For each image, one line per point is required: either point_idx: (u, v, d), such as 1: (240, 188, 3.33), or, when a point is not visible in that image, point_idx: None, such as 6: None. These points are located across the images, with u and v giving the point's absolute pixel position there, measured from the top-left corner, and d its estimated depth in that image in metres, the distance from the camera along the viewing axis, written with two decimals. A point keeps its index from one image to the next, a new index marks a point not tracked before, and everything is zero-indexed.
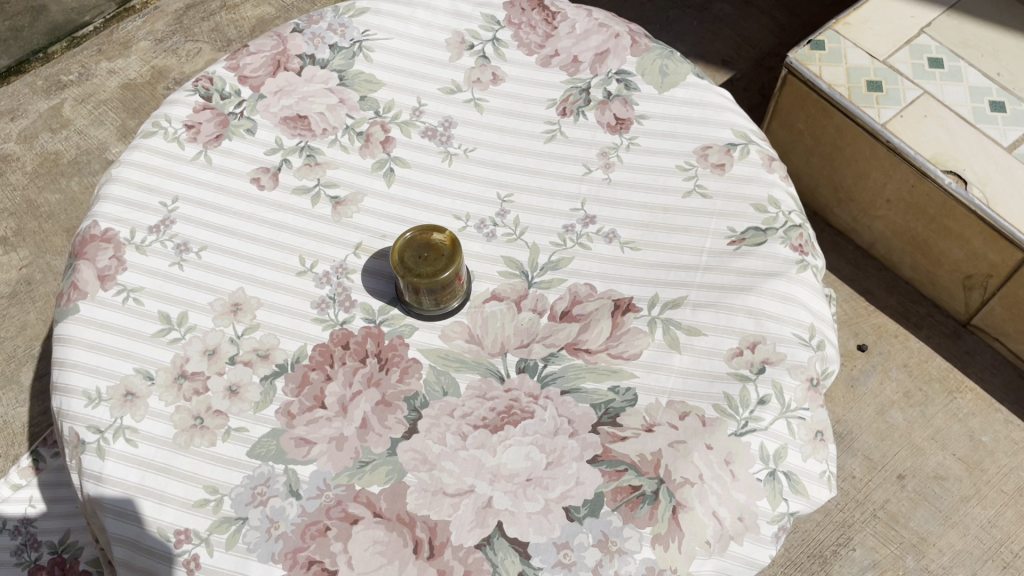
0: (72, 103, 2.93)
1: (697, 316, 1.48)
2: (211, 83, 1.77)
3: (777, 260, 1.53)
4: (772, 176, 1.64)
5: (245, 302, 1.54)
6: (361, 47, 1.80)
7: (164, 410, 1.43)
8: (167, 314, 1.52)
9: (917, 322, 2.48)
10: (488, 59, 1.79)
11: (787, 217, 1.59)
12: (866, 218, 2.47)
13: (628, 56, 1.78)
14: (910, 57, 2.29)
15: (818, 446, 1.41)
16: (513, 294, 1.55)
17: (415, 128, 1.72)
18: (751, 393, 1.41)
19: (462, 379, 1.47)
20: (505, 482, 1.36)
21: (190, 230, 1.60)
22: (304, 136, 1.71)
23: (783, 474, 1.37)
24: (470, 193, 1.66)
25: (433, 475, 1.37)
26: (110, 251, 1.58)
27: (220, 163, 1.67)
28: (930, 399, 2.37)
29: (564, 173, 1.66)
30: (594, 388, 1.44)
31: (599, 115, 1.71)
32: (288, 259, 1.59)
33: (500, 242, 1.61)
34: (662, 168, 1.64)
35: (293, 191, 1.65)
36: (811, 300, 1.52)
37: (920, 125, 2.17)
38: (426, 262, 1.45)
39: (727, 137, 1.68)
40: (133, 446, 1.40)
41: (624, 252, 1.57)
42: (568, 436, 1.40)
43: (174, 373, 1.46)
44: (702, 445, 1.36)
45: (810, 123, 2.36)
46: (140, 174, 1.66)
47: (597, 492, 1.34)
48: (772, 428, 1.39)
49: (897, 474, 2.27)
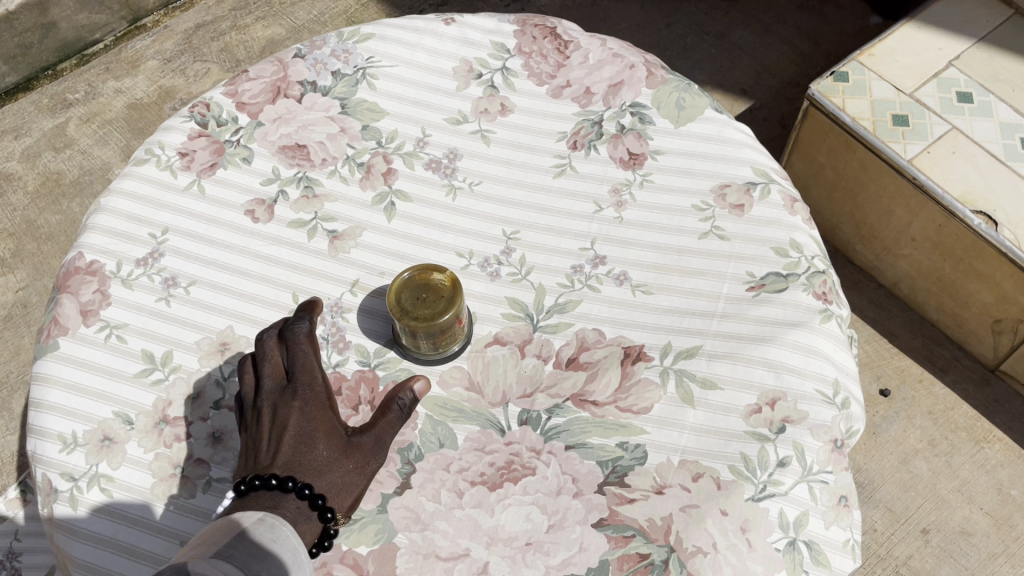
0: (77, 122, 2.89)
1: (712, 368, 1.38)
2: (208, 109, 1.70)
3: (799, 309, 1.42)
4: (795, 217, 1.54)
5: (233, 341, 1.46)
6: (364, 74, 1.73)
7: (142, 458, 1.36)
8: (150, 353, 1.45)
9: (943, 366, 2.37)
10: (497, 89, 1.71)
11: (810, 261, 1.49)
12: (890, 256, 2.38)
13: (643, 88, 1.70)
14: (938, 90, 2.21)
15: (842, 512, 1.30)
16: (517, 338, 1.46)
17: (419, 159, 1.64)
18: (770, 454, 1.30)
19: (460, 431, 1.38)
20: (502, 546, 1.26)
21: (179, 264, 1.53)
22: (303, 166, 1.63)
23: (804, 543, 1.26)
24: (474, 229, 1.57)
25: (426, 536, 1.28)
26: (95, 285, 1.51)
27: (214, 194, 1.60)
28: (956, 448, 2.25)
29: (573, 210, 1.57)
30: (600, 444, 1.34)
31: (612, 149, 1.63)
32: (281, 296, 1.51)
33: (505, 281, 1.52)
34: (676, 208, 1.55)
35: (288, 224, 1.57)
36: (835, 352, 1.41)
37: (947, 162, 2.09)
38: (423, 304, 1.36)
39: (747, 175, 1.58)
40: (107, 496, 1.33)
41: (635, 296, 1.48)
42: (572, 496, 1.30)
43: (155, 418, 1.39)
44: (716, 509, 1.26)
45: (833, 157, 2.29)
46: (129, 204, 1.59)
47: (602, 559, 1.24)
48: (792, 493, 1.28)
49: (921, 527, 2.15)
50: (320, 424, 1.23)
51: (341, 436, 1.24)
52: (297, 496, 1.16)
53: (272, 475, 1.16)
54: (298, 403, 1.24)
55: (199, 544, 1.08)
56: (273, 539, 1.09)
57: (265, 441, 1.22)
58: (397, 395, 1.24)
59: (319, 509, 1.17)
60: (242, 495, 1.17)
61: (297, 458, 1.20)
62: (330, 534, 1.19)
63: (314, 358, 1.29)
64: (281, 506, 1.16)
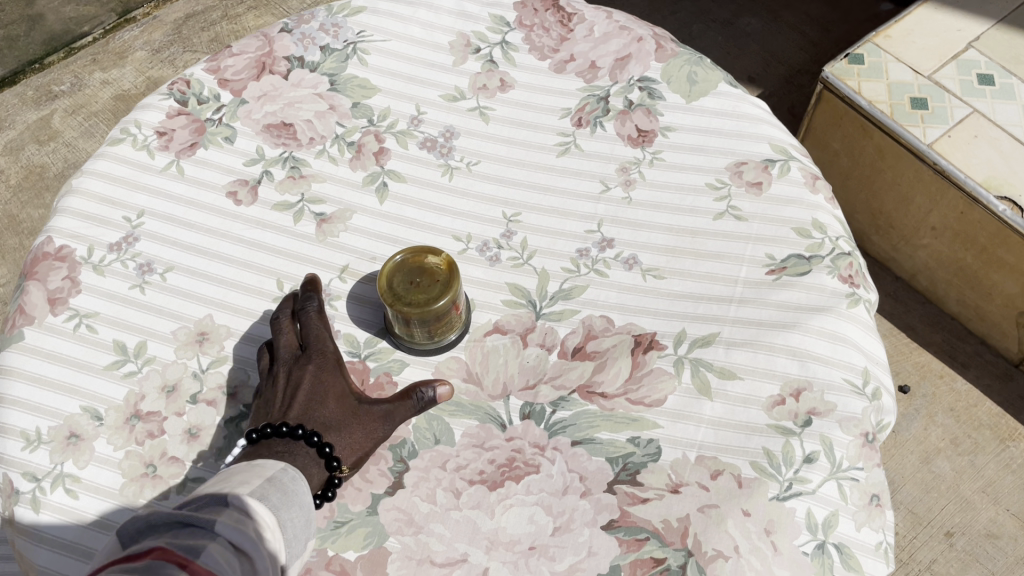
0: (62, 114, 2.78)
1: (731, 357, 1.27)
2: (188, 86, 1.60)
3: (823, 293, 1.32)
4: (817, 196, 1.43)
5: (212, 331, 1.35)
6: (355, 48, 1.63)
7: (112, 456, 1.25)
8: (122, 344, 1.34)
9: (965, 362, 2.27)
10: (496, 64, 1.61)
11: (835, 243, 1.38)
12: (908, 247, 2.27)
13: (652, 61, 1.59)
14: (958, 72, 2.10)
15: (874, 513, 1.19)
16: (519, 326, 1.36)
17: (413, 138, 1.54)
18: (795, 449, 1.20)
19: (457, 426, 1.27)
20: (504, 551, 1.15)
21: (154, 248, 1.43)
22: (289, 146, 1.53)
23: (834, 547, 1.15)
24: (472, 211, 1.47)
25: (420, 539, 1.17)
26: (64, 271, 1.40)
27: (193, 175, 1.49)
28: (980, 447, 2.14)
29: (578, 190, 1.46)
30: (610, 440, 1.24)
31: (619, 126, 1.52)
32: (264, 282, 1.40)
33: (505, 266, 1.41)
34: (689, 187, 1.44)
35: (272, 206, 1.47)
36: (863, 340, 1.31)
37: (969, 146, 1.98)
38: (417, 289, 1.26)
39: (765, 153, 1.47)
40: (73, 498, 1.22)
41: (646, 281, 1.37)
42: (579, 496, 1.19)
43: (126, 413, 1.28)
44: (738, 510, 1.16)
45: (847, 143, 2.19)
46: (102, 186, 1.49)
47: (614, 565, 1.13)
48: (820, 491, 1.17)
49: (945, 530, 2.04)
50: (332, 387, 1.21)
51: (354, 399, 1.22)
52: (307, 444, 1.15)
53: (284, 424, 1.15)
54: (312, 367, 1.22)
55: (222, 480, 1.04)
56: (297, 487, 1.08)
57: (278, 399, 1.21)
58: (419, 387, 1.21)
59: (327, 457, 1.15)
60: (254, 443, 1.15)
61: (308, 412, 1.19)
62: (334, 484, 1.16)
63: (327, 330, 1.27)
64: (293, 453, 1.14)
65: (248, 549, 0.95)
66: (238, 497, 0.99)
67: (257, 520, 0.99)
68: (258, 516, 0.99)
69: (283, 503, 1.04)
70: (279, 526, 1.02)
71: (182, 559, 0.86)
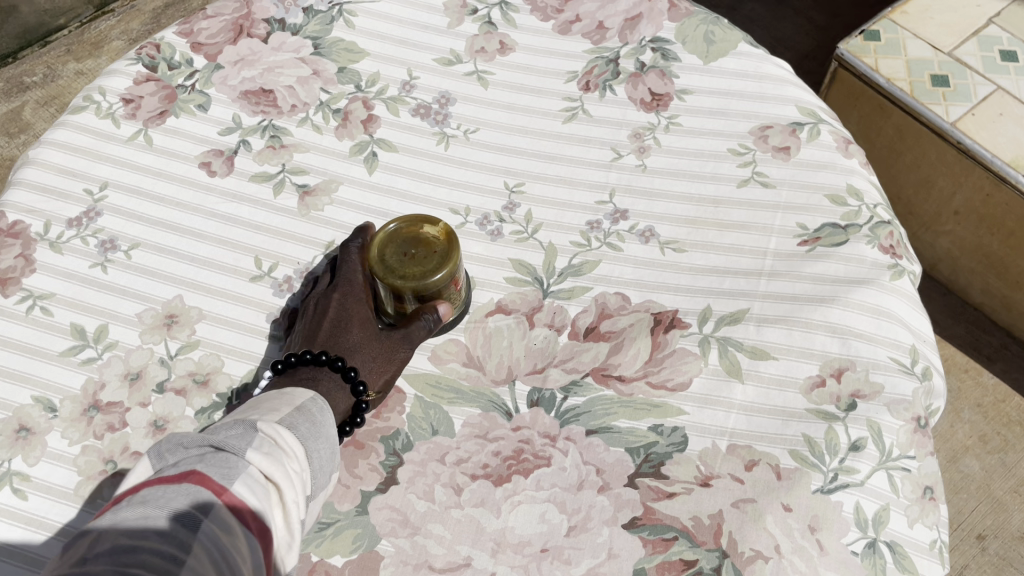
0: (33, 106, 2.64)
1: (763, 335, 1.14)
2: (158, 51, 1.46)
3: (862, 265, 1.19)
4: (851, 161, 1.31)
5: (182, 314, 1.21)
6: (341, 10, 1.49)
7: (66, 452, 1.10)
8: (81, 328, 1.20)
9: (990, 355, 2.14)
10: (495, 26, 1.48)
11: (872, 211, 1.25)
12: (928, 234, 2.15)
13: (665, 22, 1.47)
14: (980, 49, 1.98)
15: (928, 508, 1.06)
16: (524, 305, 1.22)
17: (405, 105, 1.40)
18: (839, 436, 1.06)
19: (457, 415, 1.13)
20: (512, 554, 1.01)
21: (119, 224, 1.28)
22: (268, 113, 1.39)
23: (886, 545, 1.01)
24: (471, 181, 1.33)
25: (416, 542, 1.02)
26: (17, 248, 1.26)
27: (163, 145, 1.36)
28: (1010, 444, 2.02)
29: (587, 157, 1.33)
30: (630, 429, 1.10)
31: (631, 89, 1.40)
32: (241, 260, 1.26)
33: (508, 241, 1.28)
34: (710, 152, 1.31)
35: (251, 178, 1.33)
36: (908, 316, 1.18)
37: (994, 125, 1.85)
38: (412, 262, 1.11)
39: (792, 117, 1.35)
40: (21, 498, 1.07)
41: (664, 254, 1.24)
42: (596, 491, 1.05)
43: (83, 404, 1.14)
44: (777, 505, 1.02)
45: (864, 125, 2.07)
46: (61, 156, 1.34)
47: (638, 569, 0.99)
48: (869, 483, 1.04)
49: (976, 533, 1.91)
50: (355, 313, 1.13)
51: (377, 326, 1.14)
52: (331, 370, 1.05)
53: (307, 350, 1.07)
54: (338, 295, 1.15)
55: (251, 406, 0.96)
56: (325, 418, 0.97)
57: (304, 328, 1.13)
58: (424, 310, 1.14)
59: (353, 382, 1.06)
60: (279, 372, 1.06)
61: (334, 338, 1.10)
62: (361, 410, 1.06)
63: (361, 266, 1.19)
64: (317, 378, 1.05)
65: (279, 482, 0.86)
66: (266, 423, 0.90)
67: (286, 451, 0.90)
68: (286, 446, 0.90)
69: (312, 433, 0.94)
70: (309, 457, 0.92)
71: (218, 489, 0.80)
